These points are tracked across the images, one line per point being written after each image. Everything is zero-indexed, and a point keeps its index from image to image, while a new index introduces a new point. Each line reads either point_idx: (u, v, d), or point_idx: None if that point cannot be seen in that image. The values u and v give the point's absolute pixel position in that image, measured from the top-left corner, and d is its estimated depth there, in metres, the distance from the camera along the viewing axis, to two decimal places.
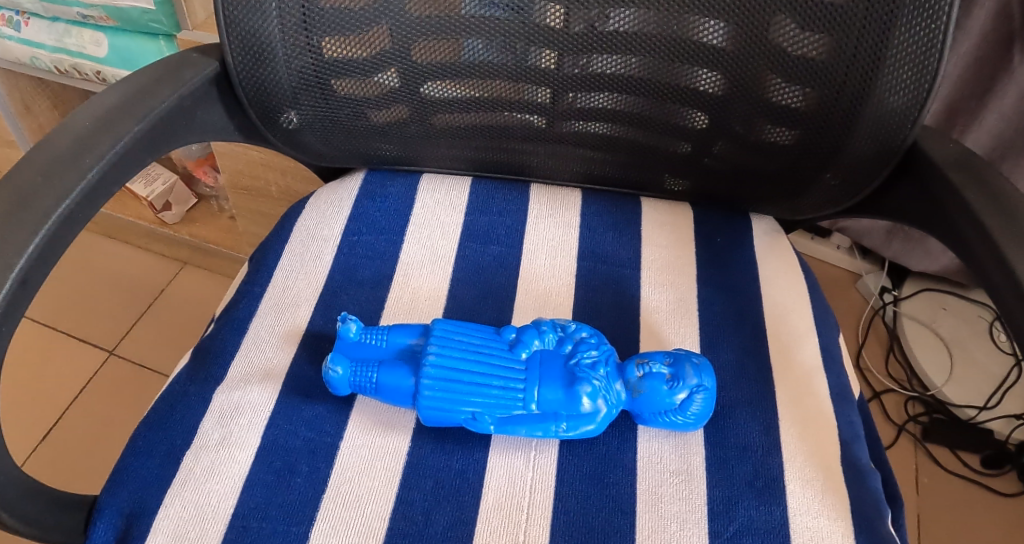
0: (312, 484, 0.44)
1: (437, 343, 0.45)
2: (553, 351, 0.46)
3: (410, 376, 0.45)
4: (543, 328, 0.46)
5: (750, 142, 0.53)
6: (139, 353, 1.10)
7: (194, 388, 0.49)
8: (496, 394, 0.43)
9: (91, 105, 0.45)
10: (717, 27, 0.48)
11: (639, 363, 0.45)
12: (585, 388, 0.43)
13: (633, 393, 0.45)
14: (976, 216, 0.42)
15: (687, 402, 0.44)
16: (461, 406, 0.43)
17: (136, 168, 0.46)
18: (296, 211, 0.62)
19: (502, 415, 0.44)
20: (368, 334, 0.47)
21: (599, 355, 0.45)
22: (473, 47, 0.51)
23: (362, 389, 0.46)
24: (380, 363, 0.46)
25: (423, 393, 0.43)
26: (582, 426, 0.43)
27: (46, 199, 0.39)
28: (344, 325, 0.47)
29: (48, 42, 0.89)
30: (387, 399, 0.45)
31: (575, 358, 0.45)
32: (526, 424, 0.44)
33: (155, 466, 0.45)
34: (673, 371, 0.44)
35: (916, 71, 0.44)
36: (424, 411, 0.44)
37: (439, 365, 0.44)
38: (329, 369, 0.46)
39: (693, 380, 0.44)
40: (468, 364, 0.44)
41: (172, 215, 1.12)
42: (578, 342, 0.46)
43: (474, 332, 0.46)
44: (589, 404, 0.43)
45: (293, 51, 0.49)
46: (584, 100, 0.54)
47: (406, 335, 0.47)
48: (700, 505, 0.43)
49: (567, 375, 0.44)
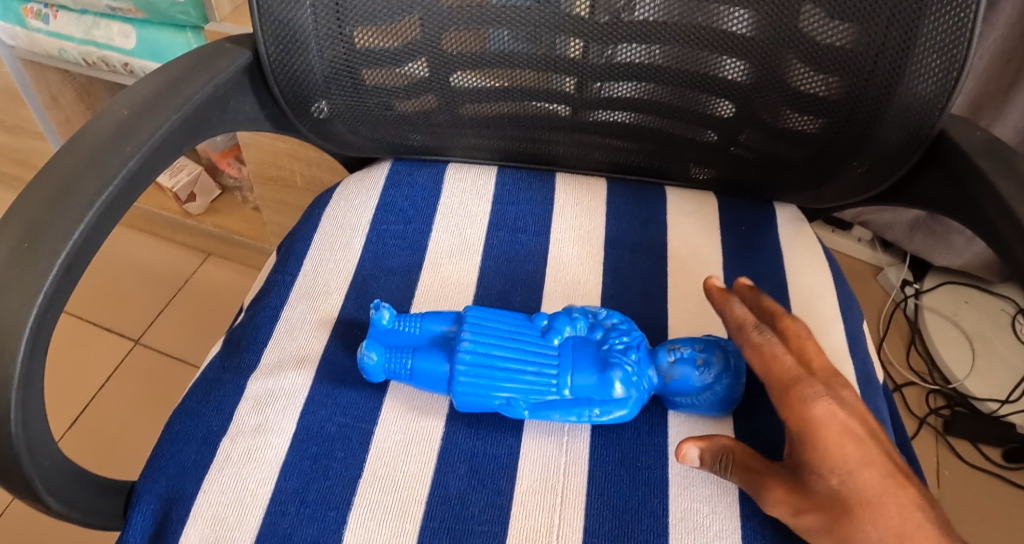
0: (348, 467, 0.45)
1: (470, 329, 0.45)
2: (584, 337, 0.46)
3: (444, 362, 0.46)
4: (574, 315, 0.47)
5: (777, 131, 0.53)
6: (165, 343, 1.11)
7: (228, 376, 0.50)
8: (532, 381, 0.44)
9: (129, 95, 0.46)
10: (743, 15, 0.48)
11: (670, 349, 0.46)
12: (618, 373, 0.43)
13: (665, 379, 0.45)
14: (1005, 204, 0.42)
15: (717, 387, 0.45)
16: (497, 392, 0.44)
17: (173, 156, 0.47)
18: (324, 200, 0.63)
19: (537, 400, 0.44)
20: (400, 322, 0.48)
21: (630, 340, 0.46)
22: (499, 37, 0.52)
23: (396, 375, 0.47)
24: (415, 349, 0.47)
25: (458, 379, 0.44)
26: (615, 412, 0.44)
27: (89, 187, 0.40)
28: (377, 313, 0.48)
29: (77, 35, 0.90)
30: (422, 385, 0.46)
31: (607, 344, 0.45)
32: (560, 409, 0.44)
33: (192, 451, 0.46)
34: (704, 357, 0.45)
35: (945, 59, 0.44)
36: (459, 396, 0.44)
37: (473, 351, 0.44)
38: (363, 355, 0.47)
39: (723, 366, 0.45)
40: (501, 349, 0.45)
41: (197, 205, 1.13)
42: (609, 329, 0.46)
43: (506, 319, 0.46)
44: (623, 389, 0.43)
45: (325, 40, 0.50)
46: (610, 90, 0.54)
47: (437, 322, 0.48)
48: (731, 488, 0.43)
49: (600, 360, 0.44)
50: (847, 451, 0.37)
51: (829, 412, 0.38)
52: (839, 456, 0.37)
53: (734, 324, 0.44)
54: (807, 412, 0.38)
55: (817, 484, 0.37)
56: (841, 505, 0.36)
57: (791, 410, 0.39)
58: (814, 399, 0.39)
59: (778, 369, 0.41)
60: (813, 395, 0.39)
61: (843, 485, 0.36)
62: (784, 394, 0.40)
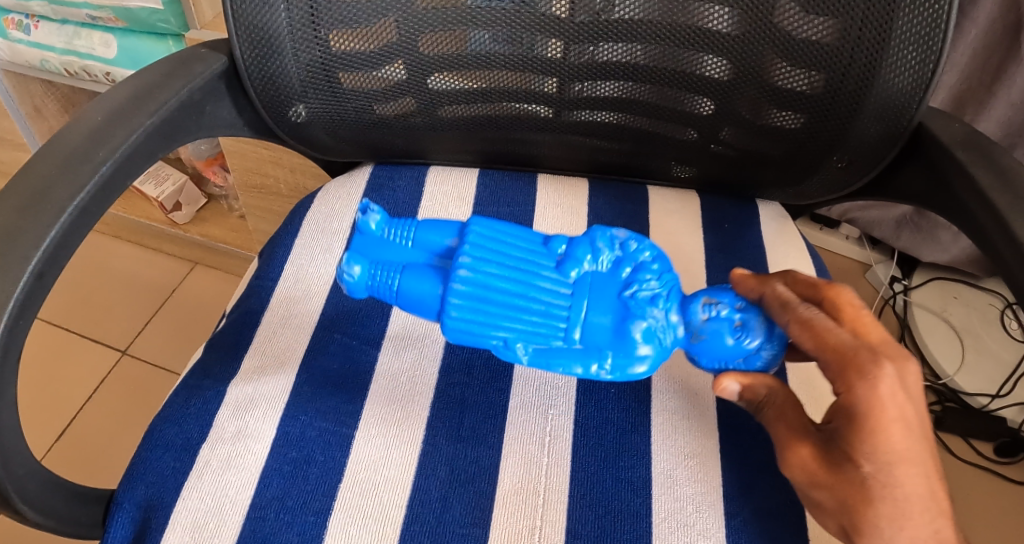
0: (329, 472, 0.45)
1: (471, 254, 0.38)
2: (606, 276, 0.39)
3: (436, 285, 0.38)
4: (599, 244, 0.40)
5: (757, 128, 0.53)
6: (152, 353, 1.11)
7: (208, 382, 0.50)
8: (538, 326, 0.38)
9: (102, 101, 0.46)
10: (722, 12, 0.47)
11: (706, 305, 0.38)
12: (640, 323, 0.37)
13: (692, 338, 0.38)
14: (983, 196, 0.42)
15: (752, 356, 0.38)
16: (494, 333, 0.38)
17: (149, 162, 0.47)
18: (305, 204, 0.62)
19: (540, 347, 0.38)
20: (390, 230, 0.41)
21: (661, 285, 0.39)
22: (477, 38, 0.52)
23: (381, 295, 0.39)
24: (404, 266, 0.39)
25: (449, 312, 0.37)
26: (631, 369, 0.38)
27: (61, 193, 0.40)
28: (364, 218, 0.41)
29: (58, 45, 0.89)
30: (407, 305, 0.39)
31: (631, 289, 0.38)
32: (567, 359, 0.38)
33: (171, 458, 0.45)
34: (742, 319, 0.38)
35: (921, 51, 0.44)
36: (450, 329, 0.38)
37: (471, 283, 0.37)
38: (344, 269, 0.39)
39: (764, 335, 0.38)
40: (506, 283, 0.38)
41: (183, 214, 1.13)
42: (638, 266, 0.39)
43: (518, 242, 0.40)
44: (642, 343, 0.37)
45: (300, 43, 0.49)
46: (590, 89, 0.54)
47: (438, 237, 0.40)
48: (714, 487, 0.44)
49: (620, 306, 0.38)
50: (892, 440, 0.33)
51: (893, 393, 0.33)
52: (882, 443, 0.33)
53: (766, 308, 0.38)
54: (869, 391, 0.33)
55: (848, 466, 0.34)
56: (863, 495, 0.34)
57: (847, 385, 0.34)
58: (879, 376, 0.33)
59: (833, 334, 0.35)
60: (877, 373, 0.33)
61: (876, 475, 0.33)
62: (840, 361, 0.34)
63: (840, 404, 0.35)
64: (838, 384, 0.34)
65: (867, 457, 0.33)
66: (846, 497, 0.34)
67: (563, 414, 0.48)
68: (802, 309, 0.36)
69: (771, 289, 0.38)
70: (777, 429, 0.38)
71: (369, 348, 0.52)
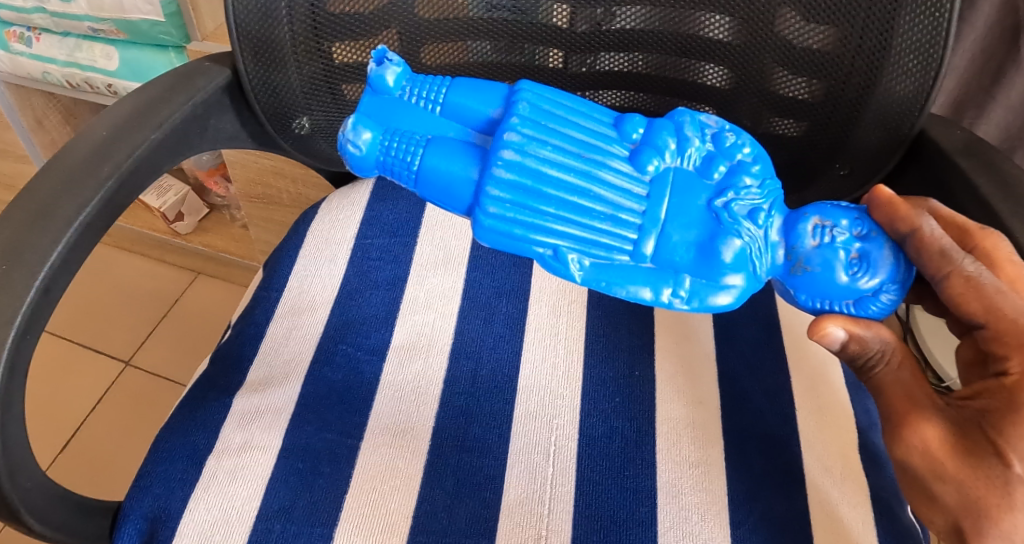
0: (335, 483, 0.45)
1: (517, 128, 0.34)
2: (693, 174, 0.35)
3: (467, 165, 0.35)
4: (683, 134, 0.36)
5: (759, 135, 0.53)
6: (155, 363, 1.11)
7: (214, 394, 0.50)
8: (598, 230, 0.34)
9: (108, 115, 0.46)
10: (722, 21, 0.47)
11: (817, 228, 0.35)
12: (733, 241, 0.34)
13: (797, 266, 0.35)
14: (985, 202, 0.43)
15: (866, 300, 0.35)
16: (539, 237, 0.35)
17: (154, 176, 0.47)
18: (309, 215, 0.62)
19: (600, 257, 0.35)
20: (410, 90, 0.37)
21: (759, 192, 0.35)
22: (480, 49, 0.52)
23: (397, 174, 0.36)
24: (429, 140, 0.35)
25: (484, 209, 0.34)
26: (710, 297, 0.35)
27: (67, 208, 0.40)
28: (379, 72, 0.36)
29: (60, 57, 0.90)
30: (424, 191, 0.35)
31: (726, 199, 0.35)
32: (629, 269, 0.35)
33: (178, 470, 0.45)
34: (861, 253, 0.35)
35: (921, 60, 0.44)
36: (481, 231, 0.35)
37: (521, 177, 0.34)
38: (353, 138, 0.36)
39: (883, 274, 0.34)
40: (562, 172, 0.34)
41: (185, 224, 1.13)
42: (734, 166, 0.36)
43: (570, 114, 0.36)
44: (733, 270, 0.34)
45: (303, 57, 0.50)
46: (592, 97, 0.55)
47: (478, 105, 0.36)
48: (721, 495, 0.44)
49: (711, 219, 0.34)
50: None
51: None
52: None
53: (914, 246, 0.34)
54: None
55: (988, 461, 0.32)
56: (1003, 488, 0.31)
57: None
58: None
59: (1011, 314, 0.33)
60: None
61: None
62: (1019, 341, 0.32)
63: (1006, 385, 0.32)
64: (1013, 361, 0.32)
65: (1018, 454, 0.31)
66: (974, 491, 0.32)
67: (568, 423, 0.48)
68: (965, 261, 0.34)
69: (926, 224, 0.34)
70: (891, 393, 0.36)
71: (374, 358, 0.52)
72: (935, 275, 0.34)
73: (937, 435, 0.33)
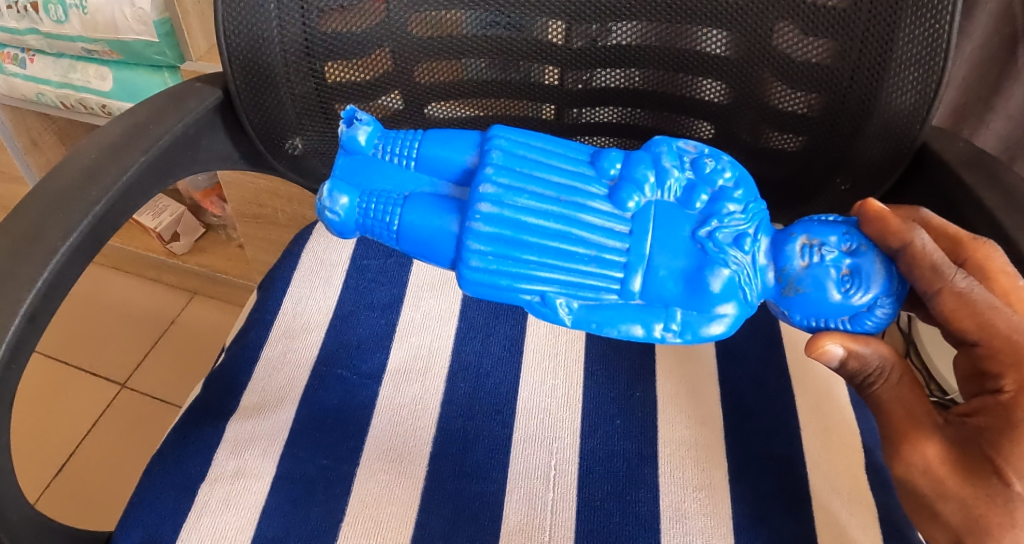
0: (330, 511, 0.43)
1: (494, 178, 0.34)
2: (675, 206, 0.35)
3: (445, 218, 0.35)
4: (663, 165, 0.35)
5: (759, 151, 0.53)
6: (150, 385, 1.09)
7: (206, 420, 0.49)
8: (584, 272, 0.34)
9: (96, 138, 0.45)
10: (720, 36, 0.47)
11: (805, 247, 0.34)
12: (721, 271, 0.33)
13: (790, 289, 0.34)
14: (990, 215, 0.42)
15: (861, 316, 0.34)
16: (525, 286, 0.35)
17: (144, 199, 0.46)
18: (303, 235, 0.61)
19: (589, 299, 0.35)
20: (381, 148, 0.39)
21: (744, 217, 0.34)
22: (475, 66, 0.52)
23: (379, 234, 0.36)
24: (404, 199, 0.36)
25: (468, 261, 0.34)
26: (702, 329, 0.34)
27: (54, 234, 0.39)
28: (350, 133, 0.38)
29: (54, 78, 0.89)
30: (407, 247, 0.36)
31: (709, 229, 0.34)
32: (617, 309, 0.35)
33: (170, 499, 0.44)
34: (852, 268, 0.33)
35: (922, 71, 0.43)
36: (468, 282, 0.35)
37: (501, 225, 0.34)
38: (328, 203, 0.36)
39: (877, 288, 0.33)
40: (540, 216, 0.34)
41: (181, 245, 1.12)
42: (717, 193, 0.35)
43: (543, 154, 0.36)
44: (722, 300, 0.33)
45: (295, 77, 0.49)
46: (589, 115, 0.55)
47: (451, 156, 0.37)
48: (726, 519, 0.43)
49: (696, 251, 0.34)
50: None
51: None
52: None
53: (907, 260, 0.33)
54: None
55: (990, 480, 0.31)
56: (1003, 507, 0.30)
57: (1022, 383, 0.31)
58: None
59: (1002, 326, 0.32)
60: None
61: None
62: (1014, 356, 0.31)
63: (1000, 403, 0.32)
64: (1008, 379, 0.31)
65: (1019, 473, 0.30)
66: (974, 509, 0.31)
67: (569, 447, 0.47)
68: (954, 278, 0.33)
69: (918, 239, 0.33)
70: (890, 412, 0.35)
71: (371, 383, 0.51)
72: (928, 291, 0.33)
73: (962, 454, 0.32)
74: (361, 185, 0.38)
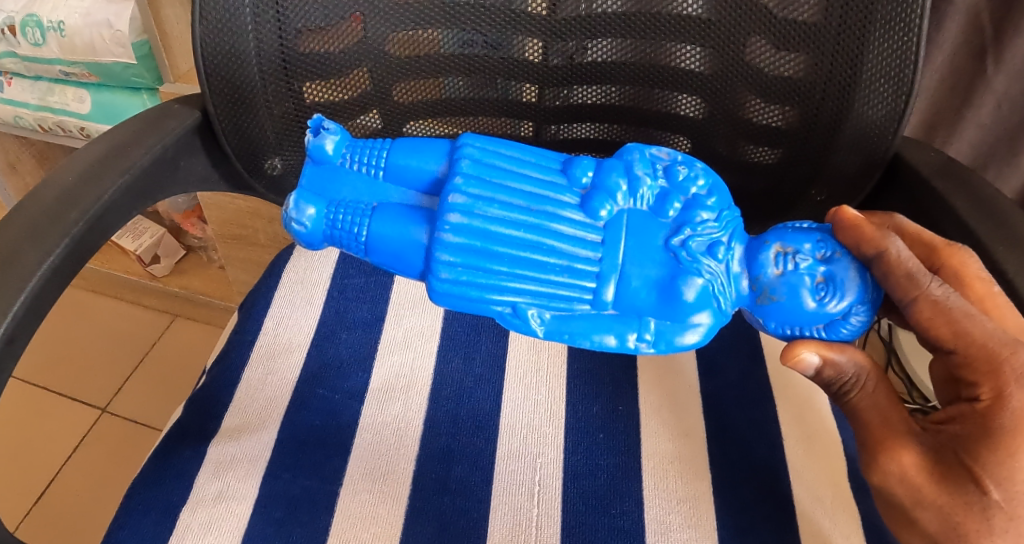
0: (313, 533, 0.43)
1: (464, 189, 0.34)
2: (648, 214, 0.35)
3: (415, 229, 0.35)
4: (636, 172, 0.36)
5: (735, 163, 0.54)
6: (131, 409, 1.08)
7: (187, 443, 0.48)
8: (555, 283, 0.34)
9: (73, 160, 0.45)
10: (694, 51, 0.48)
11: (779, 256, 0.34)
12: (694, 280, 0.33)
13: (767, 298, 0.35)
14: (962, 224, 0.43)
15: (835, 324, 0.34)
16: (496, 298, 0.35)
17: (123, 220, 0.46)
18: (283, 256, 0.61)
19: (561, 309, 0.35)
20: (350, 157, 0.39)
21: (718, 225, 0.35)
22: (452, 84, 0.52)
23: (347, 246, 0.36)
24: (373, 209, 0.36)
25: (438, 274, 0.34)
26: (676, 338, 0.34)
27: (30, 257, 0.39)
28: (318, 143, 0.38)
29: (32, 101, 0.89)
30: (377, 259, 0.36)
31: (682, 238, 0.34)
32: (589, 319, 0.35)
33: (150, 524, 0.43)
34: (827, 276, 0.34)
35: (891, 83, 0.44)
36: (439, 294, 0.35)
37: (472, 236, 0.34)
38: (297, 213, 0.36)
39: (851, 296, 0.34)
40: (512, 227, 0.34)
41: (161, 267, 1.12)
42: (689, 201, 0.35)
43: (516, 164, 0.36)
44: (696, 310, 0.33)
45: (274, 98, 0.49)
46: (566, 131, 0.55)
47: (422, 166, 0.37)
48: (711, 531, 0.43)
49: (669, 260, 0.34)
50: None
51: None
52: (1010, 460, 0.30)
53: (882, 268, 0.34)
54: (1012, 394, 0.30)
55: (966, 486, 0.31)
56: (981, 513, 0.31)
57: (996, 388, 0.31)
58: None
59: (975, 333, 0.32)
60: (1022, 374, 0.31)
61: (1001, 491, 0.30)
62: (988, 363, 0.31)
63: (977, 411, 0.32)
64: (984, 388, 0.31)
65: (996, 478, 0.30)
66: (950, 514, 0.32)
67: (553, 462, 0.47)
68: (930, 285, 0.33)
69: (892, 247, 0.33)
70: (867, 420, 0.35)
71: (353, 402, 0.50)
72: (903, 299, 0.33)
73: (938, 461, 0.32)
74: (330, 195, 0.38)
